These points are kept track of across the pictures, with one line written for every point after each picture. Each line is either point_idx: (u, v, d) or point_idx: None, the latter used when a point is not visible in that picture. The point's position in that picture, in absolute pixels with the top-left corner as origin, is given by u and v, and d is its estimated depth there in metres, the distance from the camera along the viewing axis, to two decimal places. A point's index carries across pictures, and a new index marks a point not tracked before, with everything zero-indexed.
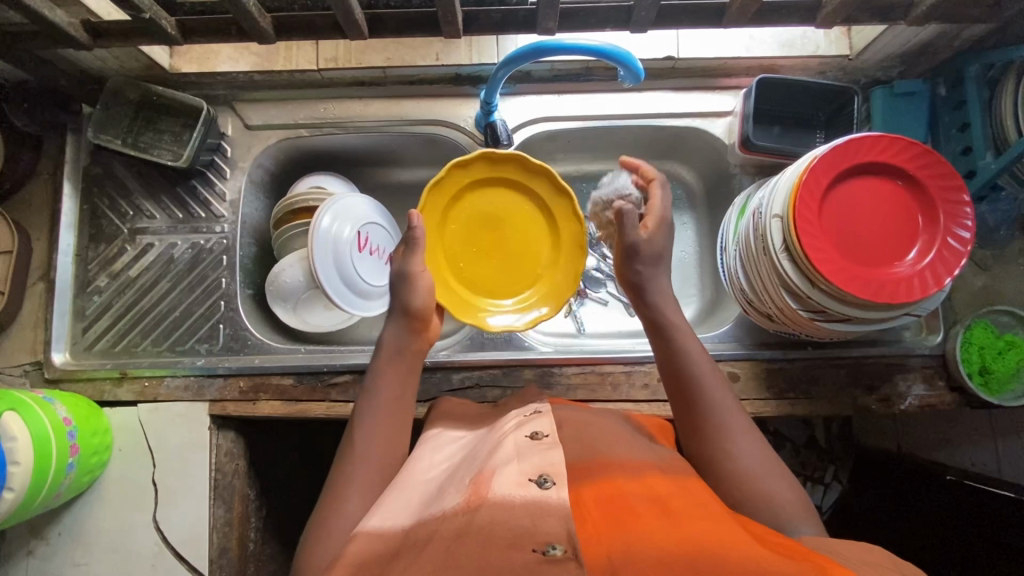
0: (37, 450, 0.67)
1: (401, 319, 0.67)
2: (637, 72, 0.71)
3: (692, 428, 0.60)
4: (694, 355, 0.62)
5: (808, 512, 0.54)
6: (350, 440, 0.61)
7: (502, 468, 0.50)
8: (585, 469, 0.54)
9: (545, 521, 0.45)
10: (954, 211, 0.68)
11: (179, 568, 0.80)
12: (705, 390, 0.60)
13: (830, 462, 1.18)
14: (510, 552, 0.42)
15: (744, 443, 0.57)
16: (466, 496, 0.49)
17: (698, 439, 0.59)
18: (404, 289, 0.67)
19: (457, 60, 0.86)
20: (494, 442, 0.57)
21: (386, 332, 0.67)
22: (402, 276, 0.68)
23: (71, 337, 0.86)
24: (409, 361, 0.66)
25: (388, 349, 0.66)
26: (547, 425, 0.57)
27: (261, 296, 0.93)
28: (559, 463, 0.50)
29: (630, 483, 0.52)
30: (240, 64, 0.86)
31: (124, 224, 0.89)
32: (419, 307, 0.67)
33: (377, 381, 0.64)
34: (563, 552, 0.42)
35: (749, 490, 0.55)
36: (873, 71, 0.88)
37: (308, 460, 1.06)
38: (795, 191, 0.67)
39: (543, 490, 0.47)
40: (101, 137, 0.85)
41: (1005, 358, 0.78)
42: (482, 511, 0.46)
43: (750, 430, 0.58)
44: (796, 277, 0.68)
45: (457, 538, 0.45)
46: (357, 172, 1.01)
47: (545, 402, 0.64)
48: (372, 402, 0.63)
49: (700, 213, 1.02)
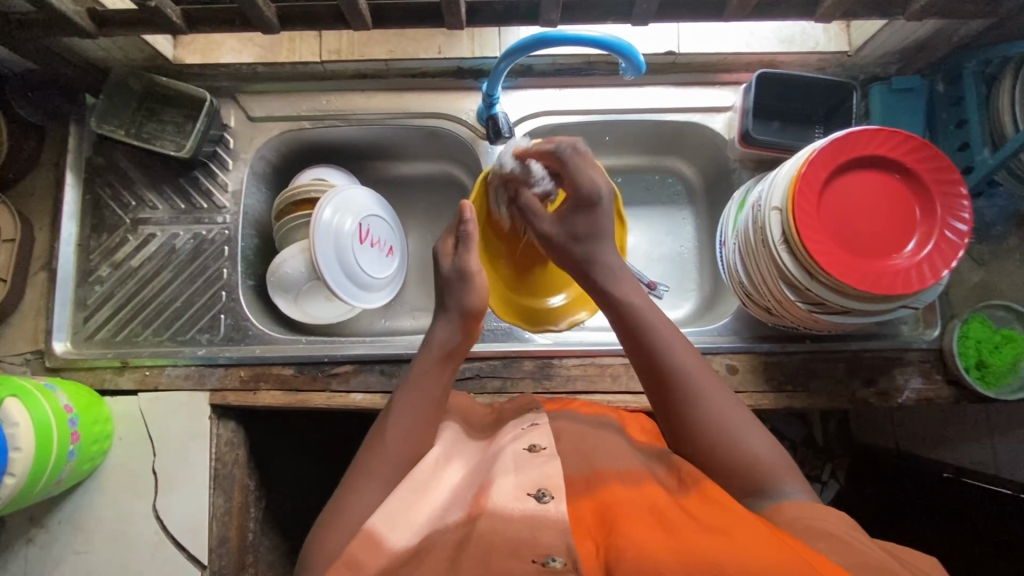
0: (38, 436, 0.67)
1: (454, 318, 0.65)
2: (638, 65, 0.72)
3: (664, 401, 0.59)
4: (658, 327, 0.60)
5: (794, 475, 0.55)
6: (382, 427, 0.61)
7: (500, 478, 0.52)
8: (585, 480, 0.55)
9: (544, 534, 0.47)
10: (951, 203, 0.69)
11: (179, 557, 0.80)
12: (674, 361, 0.58)
13: (826, 460, 1.19)
14: (509, 562, 0.45)
15: (720, 406, 0.57)
16: (467, 509, 0.52)
17: (671, 410, 0.58)
18: (460, 288, 0.66)
19: (459, 54, 0.87)
20: (492, 455, 0.58)
21: (437, 330, 0.66)
22: (460, 274, 0.66)
23: (72, 326, 0.86)
24: (452, 358, 0.65)
25: (436, 347, 0.65)
26: (545, 437, 0.57)
27: (261, 288, 0.93)
28: (555, 476, 0.51)
29: (627, 490, 0.53)
30: (243, 55, 0.87)
31: (126, 214, 0.89)
32: (476, 306, 0.66)
33: (419, 377, 0.63)
34: (562, 565, 0.44)
35: (732, 455, 0.55)
36: (871, 68, 0.89)
37: (308, 451, 1.06)
38: (794, 184, 0.67)
39: (541, 504, 0.49)
40: (104, 127, 0.85)
41: (1000, 352, 0.78)
42: (481, 522, 0.49)
43: (723, 392, 0.58)
44: (794, 268, 0.69)
45: (459, 550, 0.47)
46: (359, 165, 1.01)
47: (542, 412, 0.64)
48: (409, 397, 0.62)
49: (700, 209, 1.02)
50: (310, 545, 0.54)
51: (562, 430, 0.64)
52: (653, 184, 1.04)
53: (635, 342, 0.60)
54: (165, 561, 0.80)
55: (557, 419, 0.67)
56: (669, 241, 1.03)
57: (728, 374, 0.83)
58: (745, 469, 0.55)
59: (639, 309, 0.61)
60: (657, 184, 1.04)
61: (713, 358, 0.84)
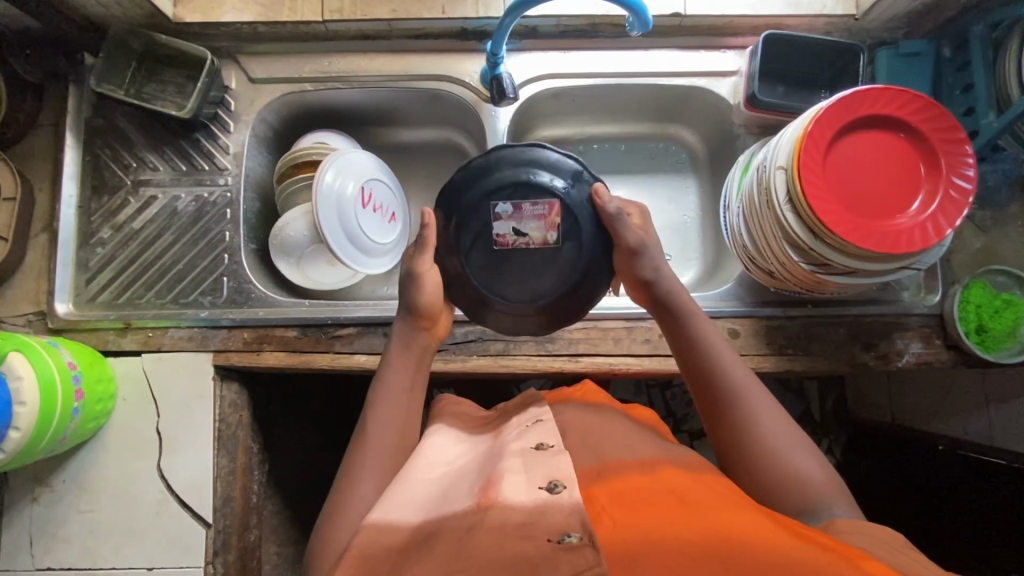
0: (43, 391, 0.67)
1: (408, 314, 0.68)
2: (645, 21, 0.71)
3: (717, 421, 0.61)
4: (713, 340, 0.64)
5: (839, 493, 0.55)
6: (363, 429, 0.62)
7: (510, 476, 0.51)
8: (595, 470, 0.53)
9: (554, 516, 0.45)
10: (956, 162, 0.69)
11: (183, 516, 0.81)
12: (727, 368, 0.62)
13: (823, 436, 1.23)
14: (523, 544, 0.43)
15: (773, 424, 0.58)
16: (477, 499, 0.50)
17: (723, 417, 0.60)
18: (411, 289, 0.68)
19: (462, 14, 0.85)
20: (497, 452, 0.58)
21: (397, 330, 0.69)
22: (408, 274, 0.68)
23: (74, 288, 0.86)
24: (418, 355, 0.68)
25: (395, 345, 0.68)
26: (551, 435, 0.57)
27: (263, 252, 0.93)
28: (566, 468, 0.51)
29: (641, 478, 0.51)
30: (244, 14, 0.85)
31: (127, 176, 0.89)
32: (427, 304, 0.68)
33: (388, 374, 0.66)
34: (578, 540, 0.42)
35: (777, 472, 0.56)
36: (878, 33, 0.88)
37: (310, 418, 1.07)
38: (799, 143, 0.67)
39: (554, 494, 0.48)
40: (104, 86, 0.85)
41: (1000, 317, 0.79)
42: (493, 511, 0.47)
43: (776, 408, 0.60)
44: (798, 228, 0.68)
45: (468, 531, 0.45)
46: (360, 130, 1.02)
47: (546, 409, 0.65)
48: (384, 394, 0.64)
49: (703, 176, 1.02)
50: (316, 546, 0.54)
51: (568, 424, 0.62)
52: (656, 152, 1.04)
53: (692, 351, 0.64)
54: (170, 520, 0.81)
55: (562, 411, 0.66)
56: (673, 210, 1.03)
57: (730, 338, 0.83)
58: (792, 484, 0.55)
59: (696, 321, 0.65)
60: (660, 152, 1.04)
61: (714, 322, 0.84)
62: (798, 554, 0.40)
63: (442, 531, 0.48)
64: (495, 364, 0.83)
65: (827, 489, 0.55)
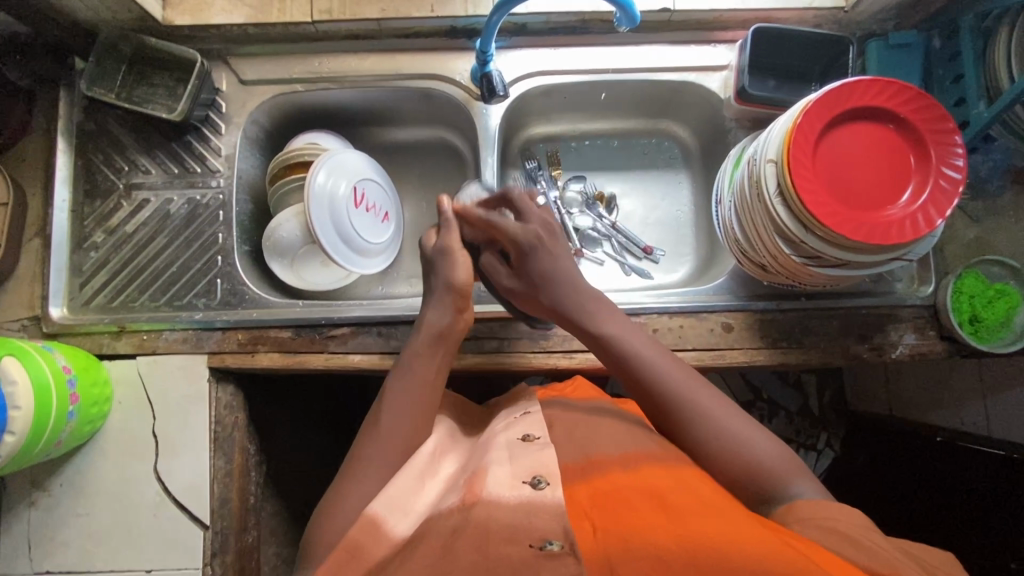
0: (37, 396, 0.67)
1: (444, 295, 0.69)
2: (633, 16, 0.71)
3: (669, 427, 0.61)
4: (640, 350, 0.63)
5: (801, 473, 0.56)
6: (376, 416, 0.62)
7: (494, 469, 0.52)
8: (581, 467, 0.54)
9: (540, 519, 0.46)
10: (945, 153, 0.69)
11: (181, 518, 0.81)
12: (665, 376, 0.61)
13: (822, 429, 1.23)
14: (507, 547, 0.43)
15: (725, 416, 0.59)
16: (462, 496, 0.51)
17: (673, 422, 0.60)
18: (445, 264, 0.71)
19: (452, 12, 0.86)
20: (485, 443, 0.59)
21: (429, 312, 0.69)
22: (442, 251, 0.72)
23: (68, 292, 0.86)
24: (445, 344, 0.68)
25: (427, 329, 0.68)
26: (537, 427, 0.58)
27: (257, 254, 0.93)
28: (550, 464, 0.51)
29: (624, 477, 0.51)
30: (233, 15, 0.85)
31: (120, 179, 0.89)
32: (461, 282, 0.69)
33: (413, 359, 0.66)
34: (559, 548, 0.43)
35: (743, 462, 0.56)
36: (868, 24, 0.88)
37: (308, 418, 1.08)
38: (789, 135, 0.67)
39: (537, 490, 0.49)
40: (94, 90, 0.85)
41: (994, 306, 0.79)
42: (479, 509, 0.48)
43: (724, 401, 0.60)
44: (788, 220, 0.68)
45: (455, 532, 0.46)
46: (353, 130, 1.02)
47: (533, 400, 0.66)
48: (403, 382, 0.64)
49: (697, 170, 1.02)
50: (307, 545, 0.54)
51: (554, 419, 0.63)
52: (649, 148, 1.04)
53: (625, 365, 0.63)
54: (168, 522, 0.81)
55: (549, 407, 0.67)
56: (666, 205, 1.03)
57: (723, 332, 0.83)
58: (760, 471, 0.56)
59: (619, 335, 0.65)
60: (653, 147, 1.04)
61: (708, 317, 0.84)
62: (774, 558, 0.40)
63: (429, 530, 0.48)
64: (490, 361, 0.83)
65: (810, 484, 0.55)
